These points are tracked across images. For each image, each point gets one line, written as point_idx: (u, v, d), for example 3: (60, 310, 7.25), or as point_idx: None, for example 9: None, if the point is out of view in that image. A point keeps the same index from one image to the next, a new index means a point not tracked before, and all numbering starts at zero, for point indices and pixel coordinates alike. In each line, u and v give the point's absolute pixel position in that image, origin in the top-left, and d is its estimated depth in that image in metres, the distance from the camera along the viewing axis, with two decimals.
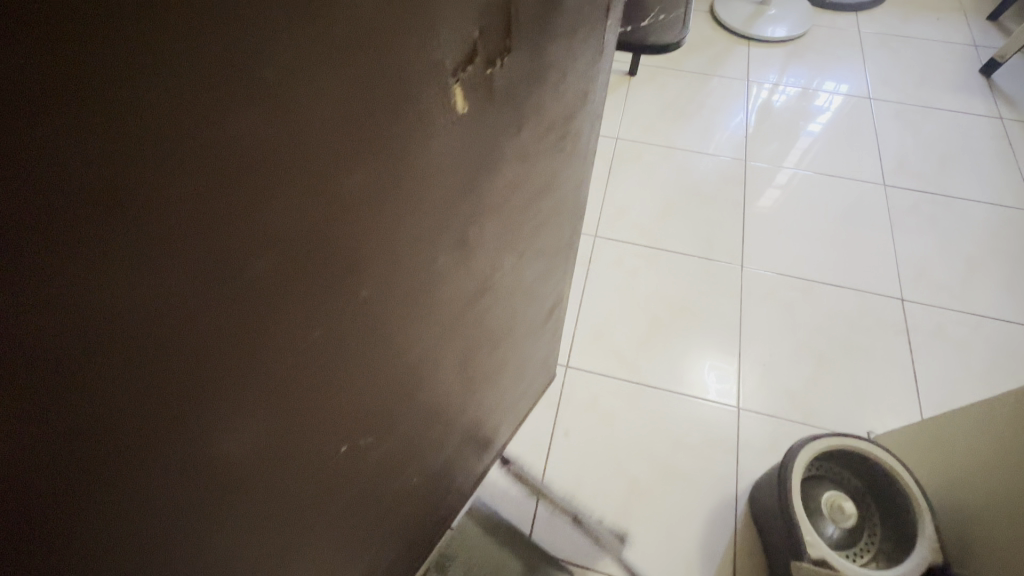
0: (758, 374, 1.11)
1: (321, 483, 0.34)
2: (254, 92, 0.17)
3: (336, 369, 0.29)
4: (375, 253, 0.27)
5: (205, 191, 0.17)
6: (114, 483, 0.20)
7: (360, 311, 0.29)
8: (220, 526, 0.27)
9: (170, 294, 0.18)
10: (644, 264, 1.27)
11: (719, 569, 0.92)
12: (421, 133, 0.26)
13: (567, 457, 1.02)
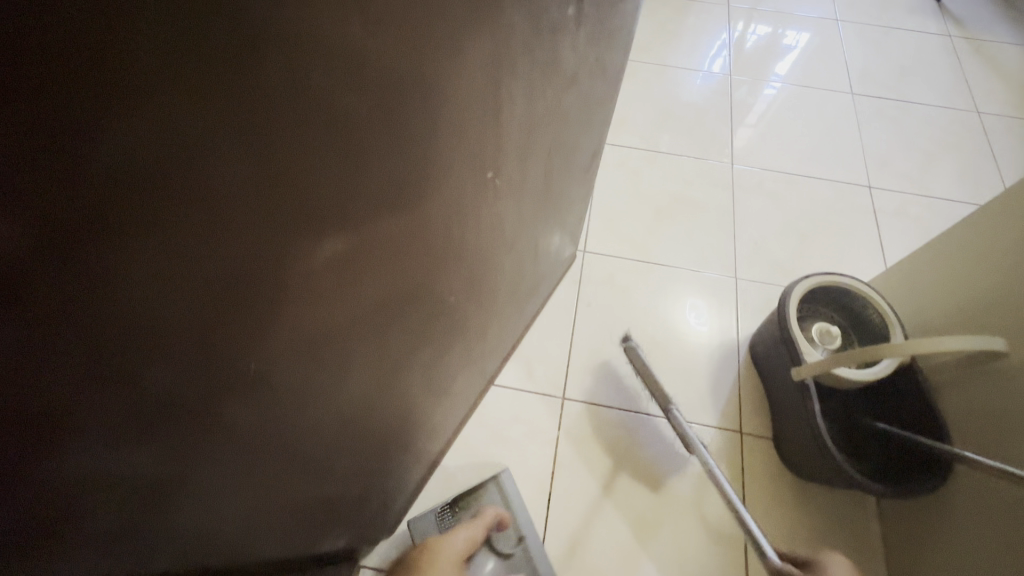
0: (751, 250, 1.26)
1: (333, 387, 0.43)
2: (199, 217, 0.22)
3: (316, 342, 0.36)
4: (335, 258, 0.33)
5: (179, 293, 0.23)
6: (139, 487, 0.28)
7: (331, 294, 0.35)
8: (235, 471, 0.36)
9: (160, 366, 0.25)
10: (646, 164, 1.39)
11: (728, 402, 1.07)
12: (350, 162, 0.29)
13: (590, 325, 1.14)
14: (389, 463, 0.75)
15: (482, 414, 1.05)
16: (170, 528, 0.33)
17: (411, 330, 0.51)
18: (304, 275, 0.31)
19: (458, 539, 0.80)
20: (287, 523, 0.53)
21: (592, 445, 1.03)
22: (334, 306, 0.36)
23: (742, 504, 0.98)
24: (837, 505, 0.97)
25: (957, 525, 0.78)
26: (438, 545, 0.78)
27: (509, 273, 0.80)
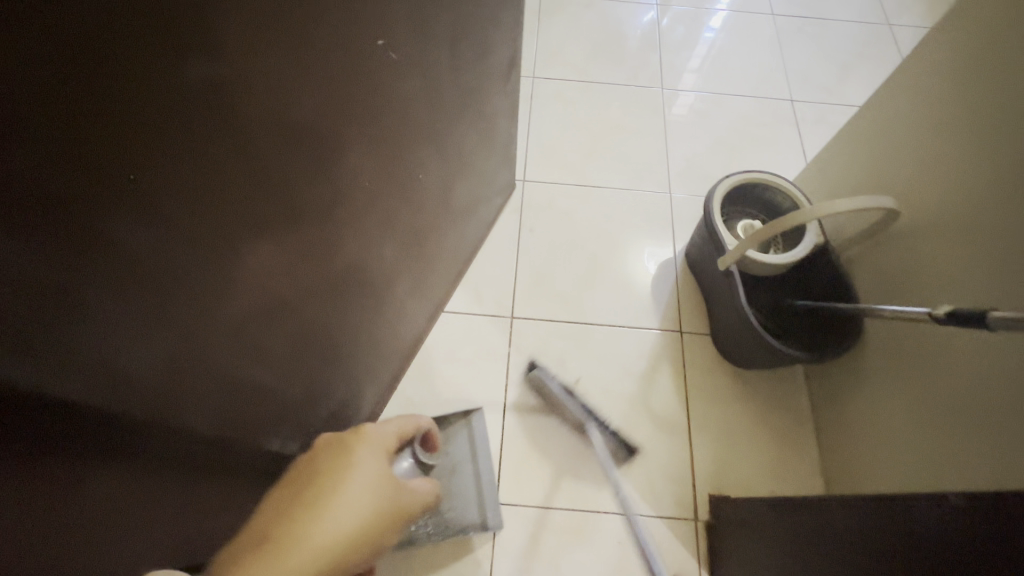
0: (684, 166, 1.31)
1: (233, 265, 0.45)
2: (26, 50, 0.23)
3: (201, 215, 0.39)
4: (198, 124, 0.35)
5: (31, 134, 0.25)
6: (26, 340, 0.30)
7: (206, 163, 0.37)
8: (138, 344, 0.39)
9: (28, 212, 0.27)
10: (579, 94, 1.41)
11: (669, 306, 1.13)
12: (190, 16, 0.31)
13: (534, 248, 1.18)
14: (334, 372, 0.77)
15: (434, 339, 1.08)
16: (83, 393, 0.36)
17: (311, 213, 0.53)
18: (167, 138, 0.33)
19: (388, 429, 0.64)
20: (219, 407, 0.54)
21: (541, 356, 1.07)
22: (218, 175, 0.38)
23: (685, 393, 1.04)
24: (771, 385, 1.04)
25: (869, 375, 0.86)
26: (365, 428, 0.61)
27: (437, 182, 0.81)
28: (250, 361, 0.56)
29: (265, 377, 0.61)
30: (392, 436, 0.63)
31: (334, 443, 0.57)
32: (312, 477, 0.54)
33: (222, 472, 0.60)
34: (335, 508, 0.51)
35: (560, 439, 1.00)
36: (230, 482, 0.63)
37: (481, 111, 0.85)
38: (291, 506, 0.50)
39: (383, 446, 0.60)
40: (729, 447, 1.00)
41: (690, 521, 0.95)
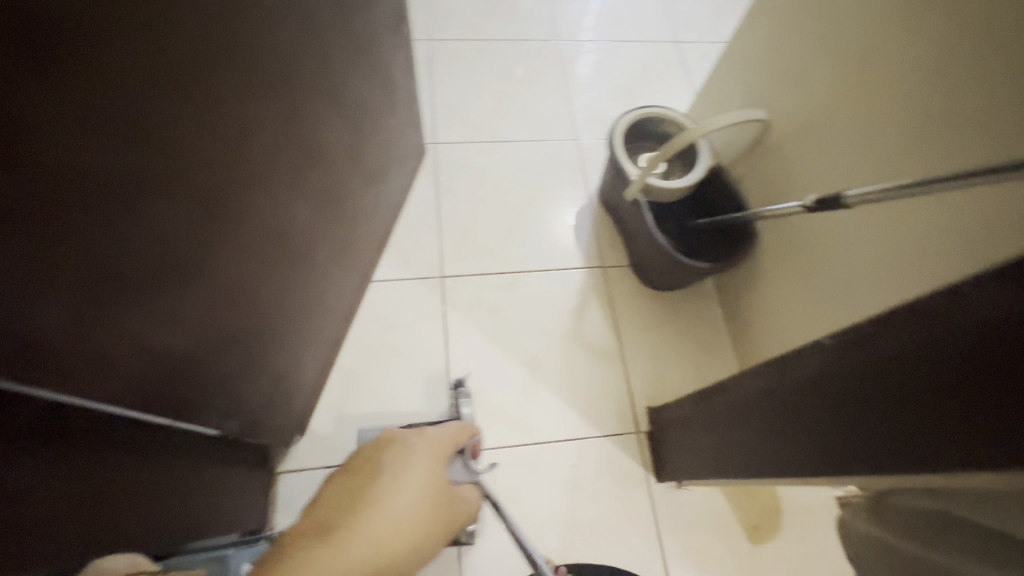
0: (586, 113, 1.36)
1: (127, 233, 0.42)
2: None
3: (73, 186, 0.36)
4: (40, 82, 0.31)
5: None
6: None
7: (62, 128, 0.33)
8: (27, 333, 0.36)
9: None
10: (477, 53, 1.41)
11: (589, 244, 1.19)
12: None
13: (454, 207, 1.19)
14: (266, 346, 0.75)
15: (367, 309, 1.08)
16: None
17: (206, 173, 0.50)
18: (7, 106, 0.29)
19: (443, 435, 0.62)
20: (143, 385, 0.52)
21: (477, 310, 1.10)
22: (81, 141, 0.35)
23: (615, 321, 1.11)
24: (689, 302, 1.14)
25: (769, 273, 0.96)
26: (418, 439, 0.60)
27: (344, 142, 0.80)
28: (175, 334, 0.54)
29: (192, 355, 0.58)
30: (446, 441, 0.62)
31: (393, 446, 0.58)
32: (375, 472, 0.56)
33: (158, 453, 0.58)
34: (389, 505, 0.53)
35: (506, 383, 1.04)
36: (172, 463, 0.61)
37: (376, 67, 0.84)
38: (355, 495, 0.54)
39: (438, 452, 0.60)
40: (660, 365, 1.08)
41: (633, 434, 1.03)
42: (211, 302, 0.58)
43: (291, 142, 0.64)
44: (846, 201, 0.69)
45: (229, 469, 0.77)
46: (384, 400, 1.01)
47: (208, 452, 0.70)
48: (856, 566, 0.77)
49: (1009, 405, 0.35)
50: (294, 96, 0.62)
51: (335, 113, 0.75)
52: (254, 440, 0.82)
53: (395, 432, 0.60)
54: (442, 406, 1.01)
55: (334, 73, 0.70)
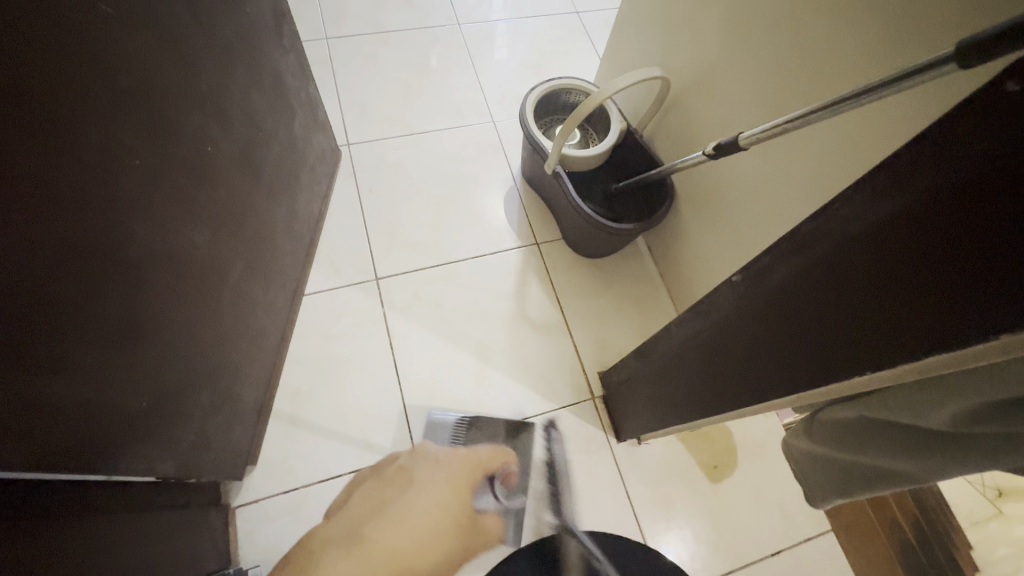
0: (498, 93, 1.35)
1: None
2: None
3: None
4: None
5: None
6: None
7: None
8: None
9: None
10: (379, 46, 1.37)
11: (520, 223, 1.19)
12: None
13: (377, 206, 1.17)
14: (196, 379, 0.72)
15: (303, 323, 1.04)
16: None
17: (71, 213, 0.47)
18: None
19: (475, 457, 0.66)
20: (57, 444, 0.49)
21: (418, 306, 1.08)
22: None
23: (556, 295, 1.13)
24: (624, 264, 1.17)
25: (691, 224, 1.00)
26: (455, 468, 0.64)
27: (242, 156, 0.77)
28: (80, 383, 0.51)
29: (112, 403, 0.56)
30: (476, 466, 0.66)
31: (436, 466, 0.63)
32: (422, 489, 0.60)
33: (80, 510, 0.54)
34: (416, 515, 0.57)
35: (458, 375, 1.04)
36: (98, 517, 0.57)
37: (263, 73, 0.81)
38: (397, 537, 0.54)
39: (464, 477, 0.64)
40: (605, 329, 1.11)
41: (589, 401, 1.05)
42: (112, 343, 0.55)
43: (171, 161, 0.61)
44: (741, 144, 0.72)
45: (176, 514, 0.73)
46: (335, 413, 0.99)
47: (140, 500, 0.66)
48: (804, 481, 0.82)
49: (887, 300, 0.38)
50: (162, 114, 0.59)
51: (224, 125, 0.71)
52: (198, 480, 0.78)
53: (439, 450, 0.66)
54: (395, 408, 1.00)
55: (209, 84, 0.67)
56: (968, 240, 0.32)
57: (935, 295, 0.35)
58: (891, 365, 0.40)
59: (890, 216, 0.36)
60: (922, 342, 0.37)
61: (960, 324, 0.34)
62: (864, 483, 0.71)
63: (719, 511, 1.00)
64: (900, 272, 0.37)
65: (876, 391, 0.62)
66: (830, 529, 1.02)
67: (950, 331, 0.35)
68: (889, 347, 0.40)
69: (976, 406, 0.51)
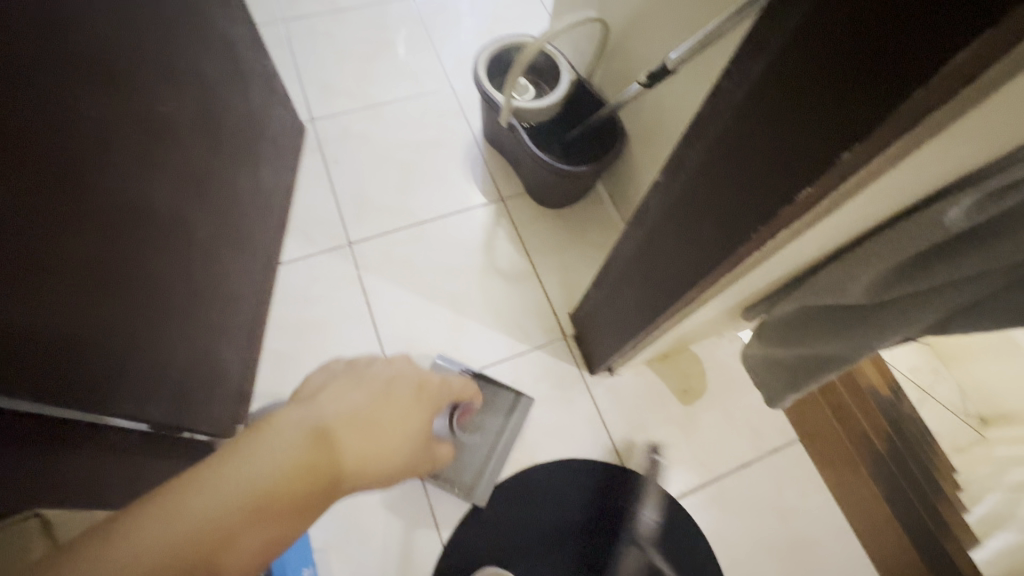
0: (455, 60, 1.39)
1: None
2: None
3: None
4: None
5: None
6: None
7: None
8: None
9: None
10: (335, 23, 1.40)
11: (484, 181, 1.23)
12: None
13: (344, 175, 1.21)
14: (175, 332, 0.75)
15: (281, 289, 1.09)
16: None
17: (40, 158, 0.52)
18: None
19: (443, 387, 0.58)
20: (45, 368, 0.53)
21: (390, 265, 1.13)
22: None
23: (522, 244, 1.17)
24: (587, 212, 1.21)
25: (643, 161, 1.05)
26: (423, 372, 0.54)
27: (200, 119, 0.80)
28: (55, 314, 0.54)
29: (101, 342, 0.61)
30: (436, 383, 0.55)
31: (401, 372, 0.52)
32: (382, 393, 0.49)
33: (68, 446, 0.58)
34: (382, 426, 0.47)
35: (434, 326, 1.09)
36: (88, 454, 0.60)
37: (216, 40, 0.84)
38: (358, 399, 0.47)
39: (424, 392, 0.53)
40: (572, 273, 1.16)
41: (562, 340, 1.10)
42: (89, 279, 0.58)
43: (133, 118, 0.65)
44: (669, 67, 0.77)
45: (170, 461, 0.77)
46: (319, 371, 1.03)
47: (139, 444, 0.70)
48: (760, 385, 0.87)
49: (770, 153, 0.43)
50: (123, 74, 0.64)
51: (182, 88, 0.75)
52: (191, 432, 0.82)
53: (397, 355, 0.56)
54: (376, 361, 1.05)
55: (163, 48, 0.71)
56: (819, 69, 0.36)
57: (804, 134, 0.40)
58: (776, 215, 0.45)
59: (769, 62, 0.40)
60: (799, 182, 0.42)
61: (834, 143, 0.38)
62: (807, 373, 0.76)
63: (691, 433, 1.06)
64: (774, 122, 0.41)
65: (816, 273, 0.67)
66: (797, 439, 1.09)
67: (818, 159, 0.39)
68: (783, 190, 0.43)
69: (884, 270, 0.56)
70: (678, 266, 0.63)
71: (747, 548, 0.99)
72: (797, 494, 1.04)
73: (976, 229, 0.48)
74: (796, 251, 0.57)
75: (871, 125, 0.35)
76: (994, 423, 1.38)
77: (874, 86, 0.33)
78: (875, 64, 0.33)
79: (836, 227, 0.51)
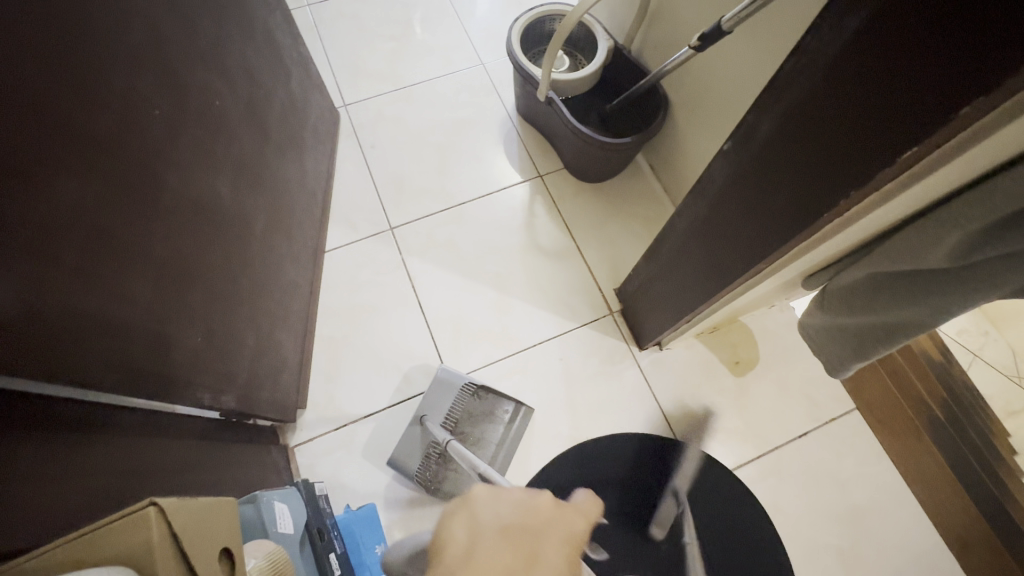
0: (484, 36, 1.35)
1: (60, 224, 0.48)
2: None
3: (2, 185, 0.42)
4: None
5: None
6: None
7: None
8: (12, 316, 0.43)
9: None
10: (359, 4, 1.38)
11: (522, 158, 1.21)
12: None
13: (381, 159, 1.20)
14: (239, 323, 0.77)
15: (329, 277, 1.10)
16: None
17: (112, 160, 0.54)
18: None
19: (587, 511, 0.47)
20: (127, 361, 0.56)
21: (432, 248, 1.13)
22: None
23: (563, 221, 1.16)
24: (627, 185, 1.19)
25: (687, 130, 1.02)
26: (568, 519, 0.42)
27: (249, 111, 0.81)
28: (135, 311, 0.57)
29: (174, 336, 0.63)
30: (585, 535, 0.42)
31: (546, 524, 0.41)
32: (526, 558, 0.37)
33: (149, 434, 0.61)
34: None
35: (480, 307, 1.09)
36: (164, 442, 0.63)
37: (257, 31, 0.84)
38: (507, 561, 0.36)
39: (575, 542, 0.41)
40: (615, 248, 1.14)
41: (609, 316, 1.09)
42: (160, 275, 0.61)
43: (189, 114, 0.66)
44: (723, 27, 0.73)
45: (240, 448, 0.80)
46: (372, 354, 1.05)
47: (209, 432, 0.73)
48: (820, 355, 0.85)
49: (856, 116, 0.41)
50: (176, 69, 0.64)
51: (230, 81, 0.76)
52: (256, 417, 0.86)
53: (535, 495, 0.44)
54: (426, 343, 1.06)
55: (210, 42, 0.71)
56: (918, 23, 0.34)
57: (900, 94, 0.38)
58: (867, 179, 0.43)
59: (865, 14, 0.37)
60: (893, 144, 0.40)
61: (948, 101, 0.35)
62: (876, 343, 0.74)
63: (745, 405, 1.05)
64: (864, 83, 0.39)
65: (891, 237, 0.64)
66: (856, 408, 1.06)
67: (917, 118, 0.37)
68: (882, 153, 0.41)
69: (972, 232, 0.53)
70: (747, 236, 0.61)
71: (806, 517, 0.98)
72: (857, 464, 1.02)
73: None
74: (876, 215, 0.54)
75: (995, 82, 0.32)
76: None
77: (984, 34, 0.31)
78: (1007, 9, 0.30)
79: (925, 188, 0.49)
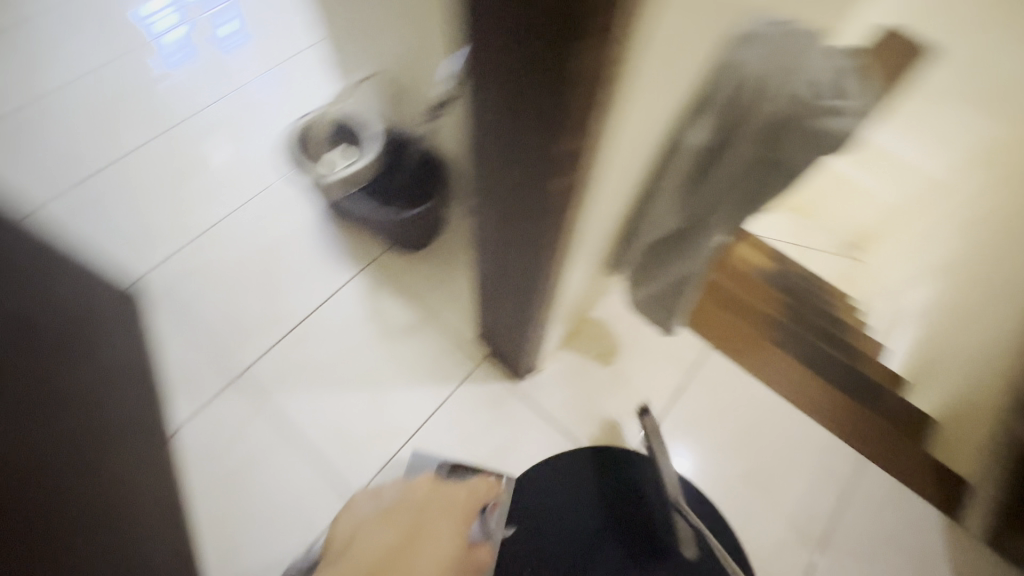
0: (264, 153, 1.34)
1: None
2: None
3: None
4: None
5: None
6: None
7: None
8: None
9: None
10: (119, 166, 1.30)
11: (343, 254, 1.22)
12: None
13: (201, 312, 1.15)
14: None
15: (188, 455, 1.02)
16: None
17: None
18: None
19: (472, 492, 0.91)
20: None
21: (287, 376, 1.09)
22: None
23: (404, 296, 1.19)
24: (451, 238, 1.24)
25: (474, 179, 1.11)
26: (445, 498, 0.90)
27: None
28: None
29: None
30: (461, 496, 0.90)
31: (427, 500, 0.89)
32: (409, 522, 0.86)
33: None
34: (415, 557, 0.81)
35: (357, 411, 1.07)
36: None
37: None
38: (388, 533, 0.85)
39: (452, 512, 0.88)
40: (462, 300, 1.19)
41: (480, 364, 1.13)
42: None
43: None
44: None
45: None
46: (262, 513, 0.99)
47: None
48: (653, 320, 0.94)
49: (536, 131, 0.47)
50: None
51: None
52: None
53: (420, 486, 0.91)
54: (316, 473, 1.02)
55: None
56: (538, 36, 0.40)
57: (552, 103, 0.43)
58: (568, 180, 0.49)
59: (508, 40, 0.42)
60: (569, 144, 0.45)
61: (584, 97, 0.41)
62: (673, 299, 0.85)
63: (626, 387, 1.13)
64: (531, 98, 0.45)
65: (635, 217, 0.75)
66: (710, 345, 1.18)
67: (571, 118, 0.43)
68: (566, 155, 0.47)
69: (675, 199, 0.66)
70: (521, 267, 0.68)
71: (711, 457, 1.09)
72: (733, 392, 1.15)
73: (719, 141, 0.60)
74: (606, 212, 0.64)
75: (578, 80, 0.39)
76: (865, 247, 1.73)
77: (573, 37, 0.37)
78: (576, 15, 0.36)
79: (620, 180, 0.60)
